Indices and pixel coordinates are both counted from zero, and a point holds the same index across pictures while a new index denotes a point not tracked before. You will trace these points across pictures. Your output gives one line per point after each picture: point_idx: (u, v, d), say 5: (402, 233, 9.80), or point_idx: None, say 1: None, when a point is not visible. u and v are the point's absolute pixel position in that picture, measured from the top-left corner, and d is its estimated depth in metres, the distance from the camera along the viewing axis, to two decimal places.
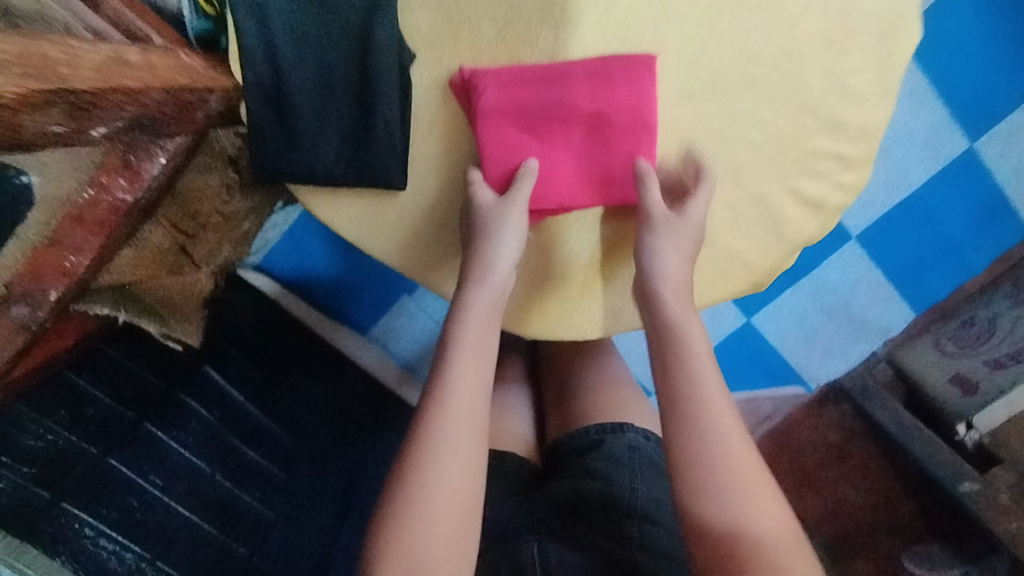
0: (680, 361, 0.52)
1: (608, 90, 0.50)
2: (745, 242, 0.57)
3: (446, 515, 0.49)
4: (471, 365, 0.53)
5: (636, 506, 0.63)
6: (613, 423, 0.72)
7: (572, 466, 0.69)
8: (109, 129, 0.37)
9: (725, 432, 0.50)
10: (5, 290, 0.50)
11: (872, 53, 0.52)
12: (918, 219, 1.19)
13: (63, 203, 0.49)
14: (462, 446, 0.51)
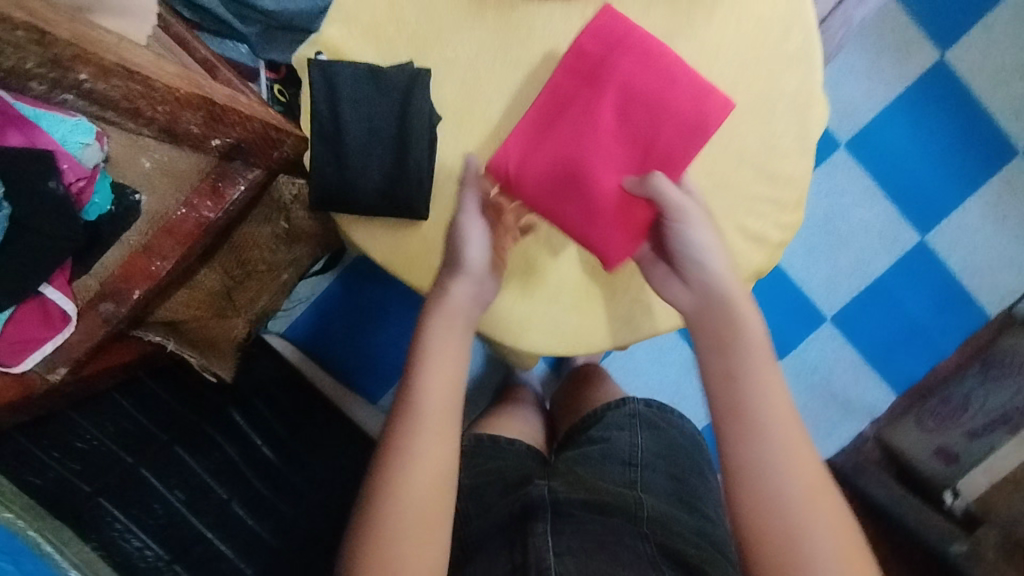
0: (748, 431, 0.53)
1: (607, 63, 0.62)
2: None
3: (416, 509, 0.56)
4: (438, 379, 0.60)
5: (634, 461, 0.75)
6: (615, 400, 0.85)
7: (581, 439, 0.82)
8: (222, 143, 0.52)
9: (798, 504, 0.51)
10: (101, 287, 0.62)
11: (791, 122, 0.68)
12: (884, 304, 1.30)
13: (163, 219, 0.62)
14: (430, 457, 0.58)
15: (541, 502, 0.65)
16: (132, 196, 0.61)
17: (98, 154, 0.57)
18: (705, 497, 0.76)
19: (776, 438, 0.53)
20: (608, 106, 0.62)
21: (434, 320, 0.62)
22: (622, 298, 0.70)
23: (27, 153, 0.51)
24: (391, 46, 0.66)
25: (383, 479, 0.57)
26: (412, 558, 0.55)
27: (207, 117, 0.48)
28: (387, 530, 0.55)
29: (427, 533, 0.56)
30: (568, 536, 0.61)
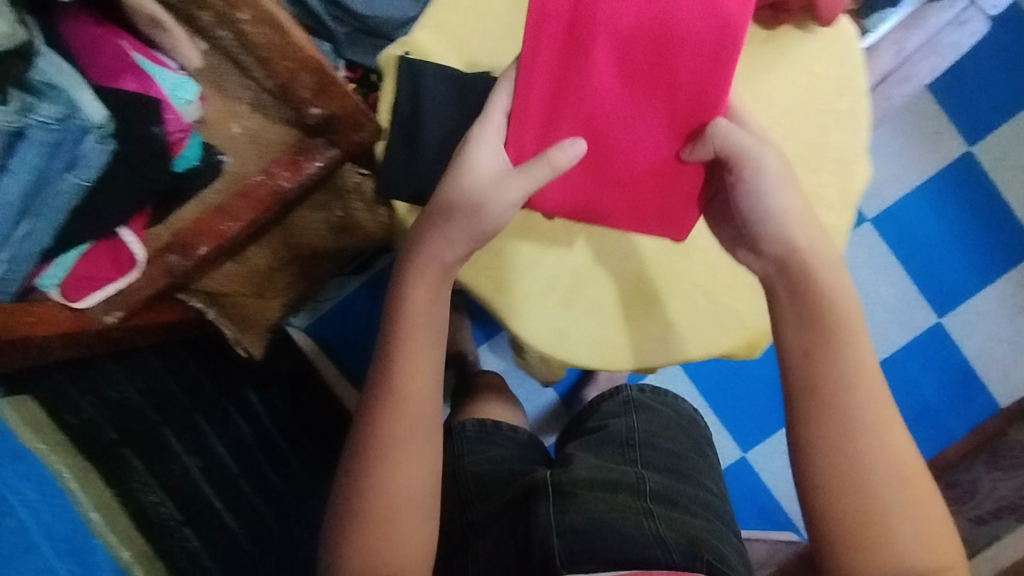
0: (841, 431, 0.49)
1: (586, 32, 0.54)
2: (742, 303, 0.72)
3: (405, 462, 0.53)
4: (418, 356, 0.55)
5: (631, 441, 0.75)
6: (609, 389, 0.85)
7: (583, 430, 0.82)
8: (319, 111, 0.59)
9: (882, 483, 0.48)
10: (171, 241, 0.65)
11: (835, 175, 0.72)
12: (897, 382, 1.32)
13: (238, 181, 0.66)
14: (408, 443, 0.53)
15: (543, 482, 0.65)
16: (217, 156, 0.64)
17: (195, 112, 0.62)
18: (704, 470, 0.75)
19: (874, 439, 0.49)
20: (609, 55, 0.55)
21: (413, 291, 0.56)
22: (660, 319, 0.72)
23: (140, 99, 0.55)
24: (473, 54, 0.70)
25: (363, 470, 0.53)
26: (397, 550, 0.51)
27: (318, 86, 0.57)
28: (370, 521, 0.51)
29: (413, 524, 0.52)
30: (571, 516, 0.62)
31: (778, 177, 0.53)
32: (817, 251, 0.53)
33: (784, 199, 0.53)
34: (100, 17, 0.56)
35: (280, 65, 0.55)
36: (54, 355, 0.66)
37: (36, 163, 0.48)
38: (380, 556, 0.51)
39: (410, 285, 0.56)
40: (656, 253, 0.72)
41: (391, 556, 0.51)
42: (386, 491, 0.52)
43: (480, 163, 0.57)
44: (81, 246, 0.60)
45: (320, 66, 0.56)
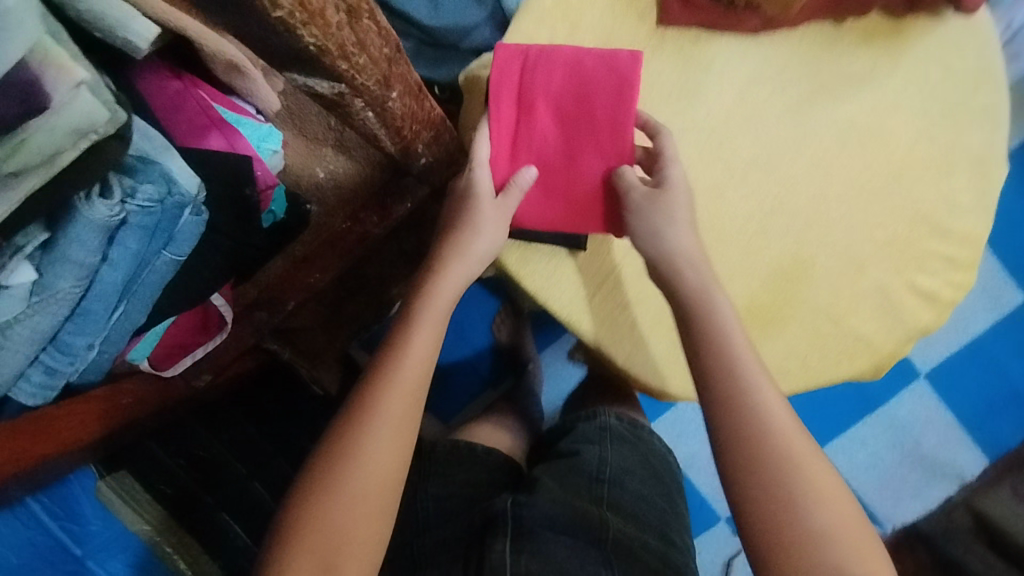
0: (754, 425, 0.49)
1: (529, 95, 0.56)
2: (869, 324, 0.66)
3: (386, 443, 0.49)
4: (425, 346, 0.53)
5: (603, 477, 0.66)
6: (586, 413, 0.78)
7: (551, 453, 0.74)
8: (424, 155, 0.53)
9: (805, 485, 0.47)
10: (256, 294, 0.61)
11: (970, 178, 0.66)
12: (983, 364, 1.26)
13: (326, 228, 0.61)
14: (397, 423, 0.49)
15: (503, 515, 0.59)
16: (305, 206, 0.59)
17: (278, 161, 0.57)
18: (674, 523, 0.67)
19: (790, 460, 0.48)
20: (537, 106, 0.57)
21: (435, 290, 0.56)
22: (779, 342, 0.66)
23: (230, 160, 0.50)
24: None
25: (342, 437, 0.49)
26: (350, 533, 0.46)
27: (432, 137, 0.52)
28: (335, 488, 0.46)
29: (372, 509, 0.47)
30: (527, 558, 0.55)
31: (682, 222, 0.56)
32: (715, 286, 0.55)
33: (680, 238, 0.56)
34: (177, 68, 0.50)
35: (407, 126, 0.47)
36: (146, 425, 0.63)
37: (136, 250, 0.43)
38: (331, 530, 0.45)
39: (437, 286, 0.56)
40: (777, 273, 0.66)
41: (344, 538, 0.45)
42: (358, 461, 0.47)
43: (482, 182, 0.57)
44: (172, 317, 0.55)
45: (436, 119, 0.51)
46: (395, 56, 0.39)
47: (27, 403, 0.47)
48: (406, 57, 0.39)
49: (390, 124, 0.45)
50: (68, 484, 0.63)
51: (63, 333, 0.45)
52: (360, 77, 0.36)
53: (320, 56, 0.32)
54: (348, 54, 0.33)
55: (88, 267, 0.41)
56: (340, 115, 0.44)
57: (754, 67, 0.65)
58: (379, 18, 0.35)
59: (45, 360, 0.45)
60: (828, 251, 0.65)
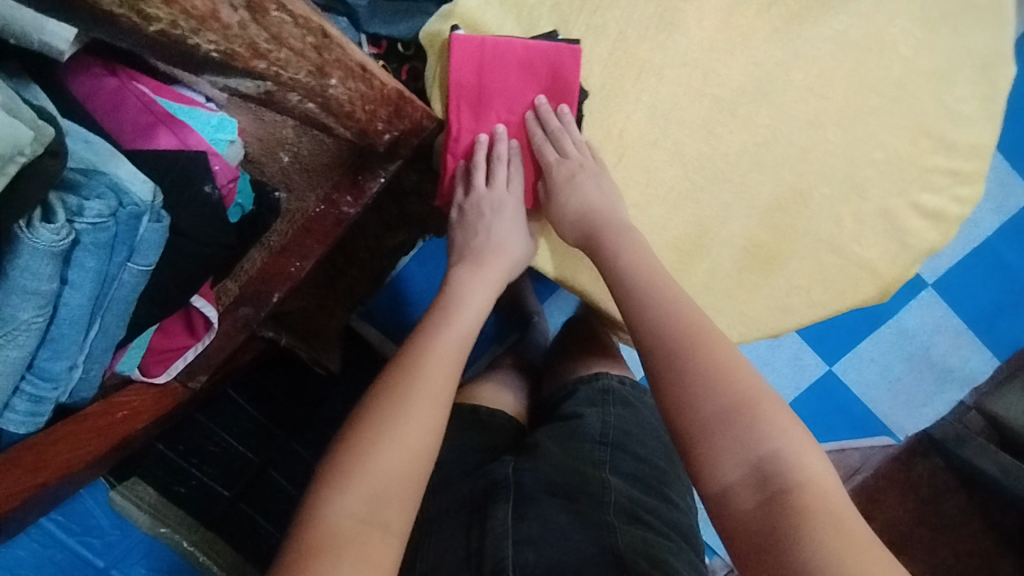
0: (678, 331, 0.48)
1: (485, 90, 0.57)
2: (873, 250, 0.64)
3: (440, 386, 0.48)
4: (469, 322, 0.54)
5: (605, 439, 0.68)
6: (590, 372, 0.77)
7: (551, 416, 0.75)
8: (391, 135, 0.50)
9: (734, 374, 0.45)
10: (238, 291, 0.59)
11: (976, 84, 0.62)
12: (991, 268, 1.24)
13: (301, 213, 0.59)
14: (450, 375, 0.49)
15: (504, 482, 0.60)
16: (273, 195, 0.56)
17: (237, 151, 0.53)
18: (676, 485, 0.69)
19: (711, 354, 0.46)
20: (493, 102, 0.58)
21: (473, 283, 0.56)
22: (778, 277, 0.64)
23: (184, 159, 0.47)
24: (532, 15, 0.60)
25: (387, 388, 0.47)
26: (393, 478, 0.43)
27: (393, 112, 0.48)
28: (382, 429, 0.44)
29: (419, 463, 0.44)
30: (527, 523, 0.56)
31: (598, 204, 0.57)
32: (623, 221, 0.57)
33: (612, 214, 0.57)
34: (112, 64, 0.47)
35: (364, 110, 0.44)
36: (149, 432, 0.62)
37: (96, 268, 0.41)
38: (378, 478, 0.42)
39: (471, 273, 0.57)
40: (775, 206, 0.63)
41: (394, 476, 0.43)
42: (410, 413, 0.45)
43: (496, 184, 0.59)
44: (154, 325, 0.53)
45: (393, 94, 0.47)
46: (324, 45, 0.36)
47: (17, 431, 0.46)
48: (338, 40, 0.37)
49: (339, 112, 0.42)
50: (80, 501, 0.65)
51: (39, 360, 0.43)
52: (287, 70, 0.35)
53: (228, 55, 0.31)
54: (259, 49, 0.32)
55: (47, 294, 0.39)
56: (276, 103, 0.41)
57: None
58: (295, 9, 0.32)
59: (26, 389, 0.44)
60: (827, 179, 0.62)
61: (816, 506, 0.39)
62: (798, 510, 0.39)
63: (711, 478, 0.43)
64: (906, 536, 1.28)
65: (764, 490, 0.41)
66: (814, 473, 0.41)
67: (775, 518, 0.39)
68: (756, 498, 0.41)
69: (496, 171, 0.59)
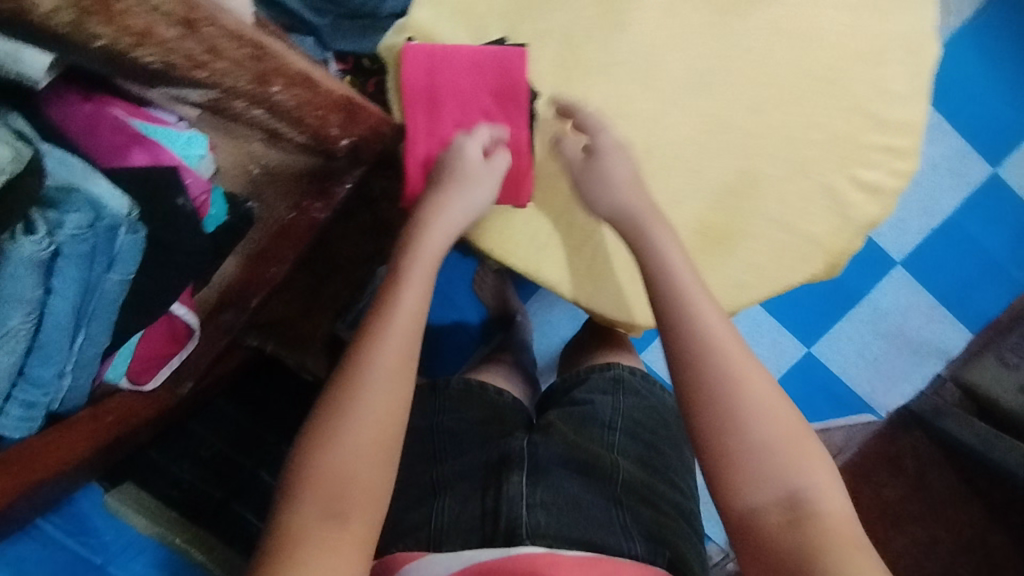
0: (701, 344, 0.50)
1: (435, 90, 0.60)
2: (818, 226, 0.67)
3: (387, 383, 0.49)
4: (413, 310, 0.52)
5: (614, 425, 0.72)
6: (602, 363, 0.81)
7: (562, 399, 0.78)
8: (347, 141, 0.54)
9: (763, 404, 0.48)
10: (218, 298, 0.62)
11: (903, 64, 0.65)
12: (957, 243, 1.26)
13: (271, 221, 0.62)
14: (392, 378, 0.49)
15: (519, 454, 0.64)
16: (245, 205, 0.59)
17: (209, 165, 0.57)
18: (680, 468, 0.73)
19: (741, 378, 0.48)
20: (445, 102, 0.60)
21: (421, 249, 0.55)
22: (729, 258, 0.68)
23: (156, 174, 0.50)
24: (481, 23, 0.63)
25: (337, 393, 0.49)
26: (352, 481, 0.46)
27: (345, 118, 0.52)
28: (330, 445, 0.46)
29: (375, 463, 0.47)
30: (540, 490, 0.60)
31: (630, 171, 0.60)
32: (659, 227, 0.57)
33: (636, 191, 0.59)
34: (88, 91, 0.50)
35: (315, 116, 0.48)
36: (139, 436, 0.65)
37: (78, 277, 0.44)
38: (334, 481, 0.46)
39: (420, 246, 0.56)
40: (722, 189, 0.66)
41: (350, 487, 0.46)
42: (358, 411, 0.48)
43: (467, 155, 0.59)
44: (139, 331, 0.56)
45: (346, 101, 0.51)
46: (263, 59, 0.39)
47: (12, 436, 0.49)
48: (274, 48, 0.40)
49: (288, 116, 0.46)
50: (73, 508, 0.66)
51: (30, 367, 0.46)
52: (231, 80, 0.38)
53: (168, 67, 0.35)
54: (199, 62, 0.35)
55: (33, 301, 0.43)
56: (232, 111, 0.45)
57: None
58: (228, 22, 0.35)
59: (19, 395, 0.47)
60: (771, 161, 0.66)
61: (835, 538, 0.43)
62: (822, 541, 0.43)
63: (743, 497, 0.46)
64: (893, 510, 1.30)
65: (791, 514, 0.45)
66: (830, 506, 0.45)
67: (802, 545, 0.43)
68: (783, 517, 0.45)
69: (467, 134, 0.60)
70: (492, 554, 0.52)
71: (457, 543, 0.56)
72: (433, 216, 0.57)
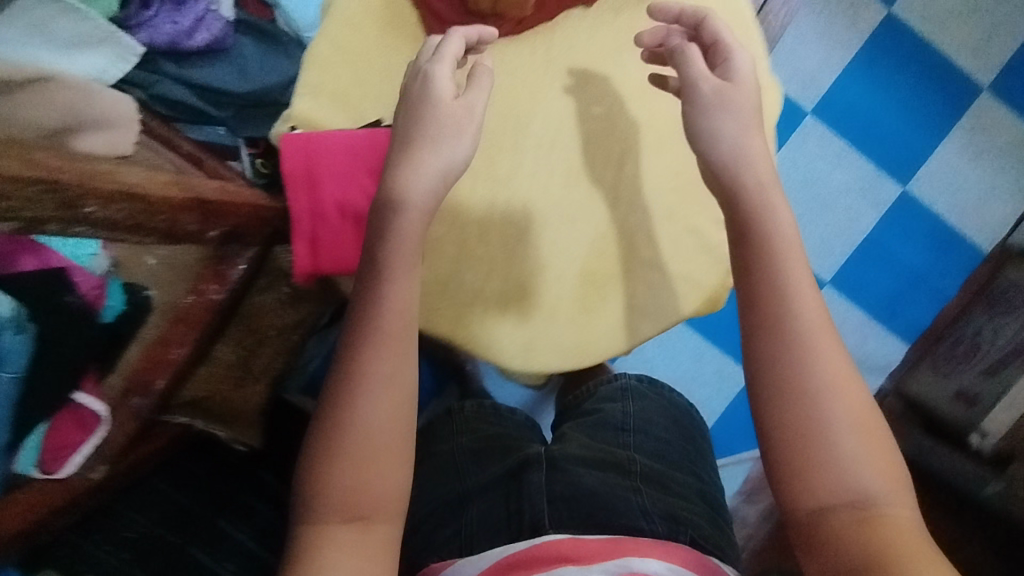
0: (779, 335, 0.52)
1: (315, 171, 0.65)
2: (693, 266, 0.72)
3: (382, 391, 0.53)
4: (399, 310, 0.55)
5: (625, 427, 0.80)
6: (607, 376, 0.90)
7: (578, 412, 0.87)
8: (217, 232, 0.53)
9: (835, 402, 0.50)
10: (127, 383, 0.66)
11: None
12: (878, 260, 1.30)
13: (171, 307, 0.66)
14: (385, 380, 0.53)
15: (536, 457, 0.72)
16: (143, 292, 0.64)
17: (104, 261, 0.62)
18: (701, 460, 0.82)
19: (812, 368, 0.50)
20: (324, 182, 0.65)
21: (402, 219, 0.57)
22: (606, 303, 0.72)
23: (49, 275, 0.56)
24: (358, 108, 0.69)
25: (339, 401, 0.53)
26: (371, 489, 0.51)
27: (206, 215, 0.50)
28: (336, 455, 0.51)
29: (380, 468, 0.52)
30: (558, 485, 0.69)
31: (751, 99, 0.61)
32: (779, 209, 0.57)
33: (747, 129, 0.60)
34: None
35: (171, 223, 0.45)
36: (55, 522, 0.69)
37: None
38: (351, 490, 0.51)
39: (397, 225, 0.57)
40: (598, 238, 0.71)
41: (361, 495, 0.51)
42: (363, 418, 0.52)
43: (439, 94, 0.59)
44: (43, 423, 0.61)
45: (200, 199, 0.49)
46: (65, 187, 0.34)
47: None
48: (97, 177, 0.37)
49: (142, 232, 0.43)
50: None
51: None
52: (51, 221, 0.35)
53: None
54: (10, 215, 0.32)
55: None
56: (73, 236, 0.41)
57: (522, 63, 0.71)
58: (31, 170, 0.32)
59: None
60: (640, 210, 0.71)
61: (902, 541, 0.45)
62: (891, 542, 0.45)
63: (812, 496, 0.48)
64: None
65: (860, 513, 0.47)
66: (897, 510, 0.47)
67: (867, 543, 0.46)
68: (852, 514, 0.47)
69: (436, 88, 0.60)
70: (519, 547, 0.61)
71: (488, 542, 0.65)
72: (407, 192, 0.57)
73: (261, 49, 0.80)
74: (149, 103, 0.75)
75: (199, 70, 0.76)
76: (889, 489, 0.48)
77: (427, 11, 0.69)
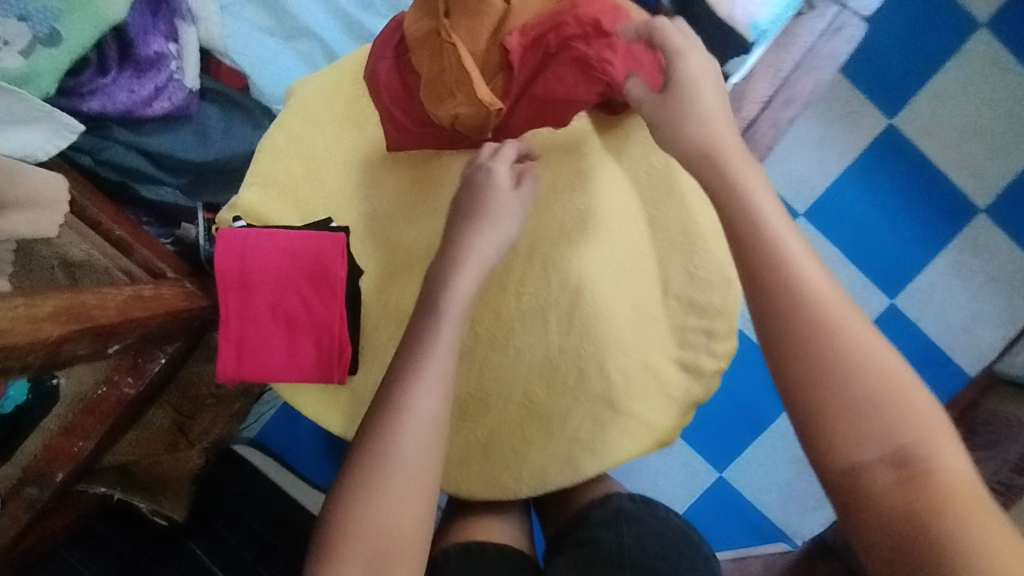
0: (782, 295, 0.43)
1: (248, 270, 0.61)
2: (646, 407, 0.66)
3: (424, 429, 0.48)
4: (448, 352, 0.51)
5: (623, 562, 0.63)
6: (601, 494, 0.73)
7: (569, 540, 0.71)
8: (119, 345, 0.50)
9: (863, 352, 0.40)
10: (25, 472, 0.62)
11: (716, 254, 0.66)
12: None
13: (79, 398, 0.63)
14: (431, 418, 0.48)
15: None
16: (51, 382, 0.60)
17: None
18: None
19: (826, 325, 0.41)
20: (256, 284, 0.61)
21: (460, 274, 0.54)
22: (560, 437, 0.66)
23: None
24: (308, 206, 0.66)
25: (375, 431, 0.48)
26: (398, 526, 0.46)
27: (98, 337, 0.46)
28: (372, 488, 0.46)
29: (416, 506, 0.47)
30: None
31: (702, 103, 0.52)
32: (751, 186, 0.47)
33: (704, 130, 0.51)
34: None
35: (43, 357, 0.41)
36: None
37: None
38: (378, 529, 0.45)
39: (454, 281, 0.53)
40: (546, 364, 0.66)
41: (394, 540, 0.45)
42: (399, 447, 0.47)
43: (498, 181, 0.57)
44: None
45: (90, 322, 0.45)
46: None
47: None
48: None
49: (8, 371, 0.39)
50: None
51: None
52: None
53: None
54: None
55: None
56: None
57: None
58: None
59: None
60: (594, 342, 0.66)
61: (953, 497, 0.36)
62: (939, 501, 0.36)
63: (843, 453, 0.39)
64: None
65: (901, 471, 0.38)
66: (951, 462, 0.38)
67: (911, 505, 0.37)
68: (893, 475, 0.38)
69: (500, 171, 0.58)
70: None
71: None
72: (466, 253, 0.55)
73: (226, 117, 0.81)
74: (96, 169, 0.76)
75: (154, 137, 0.76)
76: (940, 460, 0.38)
77: (384, 114, 0.64)
